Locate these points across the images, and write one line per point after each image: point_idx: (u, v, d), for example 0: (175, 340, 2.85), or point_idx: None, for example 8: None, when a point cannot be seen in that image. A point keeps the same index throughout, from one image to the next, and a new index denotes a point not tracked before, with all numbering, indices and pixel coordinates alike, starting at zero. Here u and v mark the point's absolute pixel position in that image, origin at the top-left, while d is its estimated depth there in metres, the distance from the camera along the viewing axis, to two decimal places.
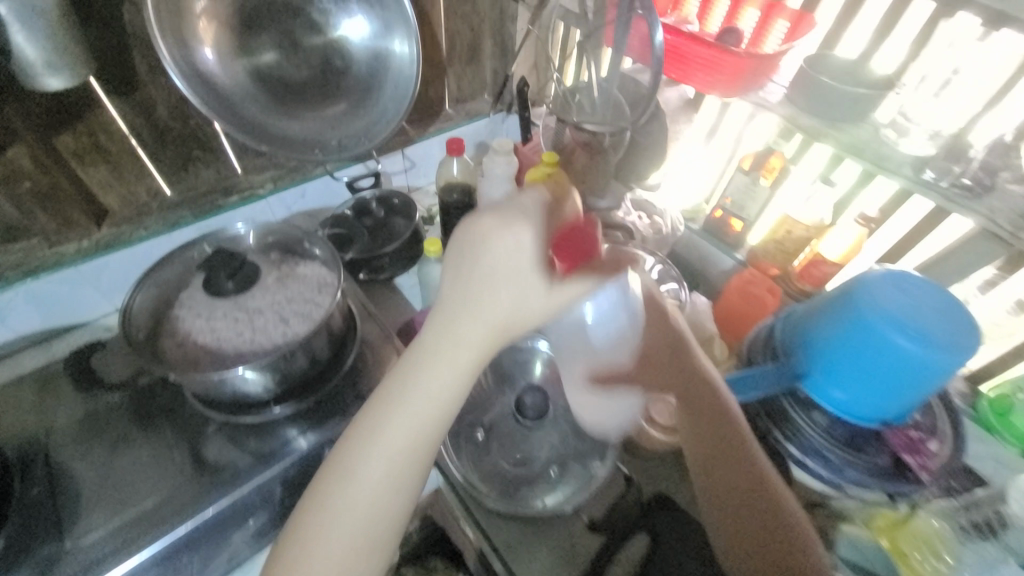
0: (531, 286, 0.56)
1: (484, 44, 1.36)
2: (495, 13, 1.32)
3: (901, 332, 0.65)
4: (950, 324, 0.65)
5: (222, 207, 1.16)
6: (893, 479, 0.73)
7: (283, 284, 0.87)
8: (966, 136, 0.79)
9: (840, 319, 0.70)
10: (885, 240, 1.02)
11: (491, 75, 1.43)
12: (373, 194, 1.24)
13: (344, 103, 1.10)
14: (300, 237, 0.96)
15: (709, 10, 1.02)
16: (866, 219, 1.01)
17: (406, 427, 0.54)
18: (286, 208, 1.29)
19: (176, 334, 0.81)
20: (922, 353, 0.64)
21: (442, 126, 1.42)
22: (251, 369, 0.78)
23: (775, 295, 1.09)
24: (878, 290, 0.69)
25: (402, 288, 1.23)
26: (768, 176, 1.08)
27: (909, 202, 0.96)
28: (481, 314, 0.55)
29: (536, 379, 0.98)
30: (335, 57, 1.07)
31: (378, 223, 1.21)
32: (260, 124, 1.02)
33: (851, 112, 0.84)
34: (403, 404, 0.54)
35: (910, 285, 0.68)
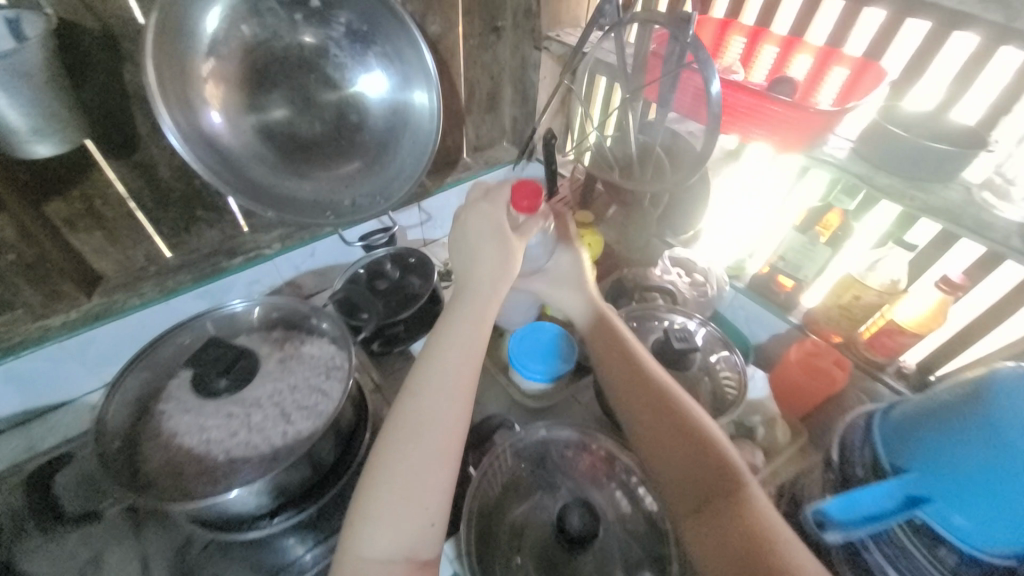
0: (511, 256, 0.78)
1: (503, 92, 1.31)
2: (516, 62, 1.26)
3: None
4: None
5: (224, 271, 1.05)
6: None
7: (287, 369, 0.77)
8: None
9: (968, 429, 0.57)
10: (975, 303, 0.90)
11: (510, 122, 1.37)
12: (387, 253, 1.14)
13: (358, 161, 1.03)
14: (307, 312, 0.85)
15: (753, 57, 0.95)
16: (950, 285, 0.85)
17: (439, 406, 0.66)
18: (294, 268, 1.17)
19: (160, 436, 0.69)
20: None
21: (460, 177, 1.31)
22: (249, 490, 0.64)
23: (844, 368, 0.96)
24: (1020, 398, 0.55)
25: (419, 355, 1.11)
26: (825, 234, 0.97)
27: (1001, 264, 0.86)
28: (482, 284, 0.77)
29: (576, 475, 0.85)
30: (351, 112, 0.99)
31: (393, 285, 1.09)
32: (267, 186, 0.94)
33: (938, 171, 0.74)
34: (432, 389, 0.67)
35: None
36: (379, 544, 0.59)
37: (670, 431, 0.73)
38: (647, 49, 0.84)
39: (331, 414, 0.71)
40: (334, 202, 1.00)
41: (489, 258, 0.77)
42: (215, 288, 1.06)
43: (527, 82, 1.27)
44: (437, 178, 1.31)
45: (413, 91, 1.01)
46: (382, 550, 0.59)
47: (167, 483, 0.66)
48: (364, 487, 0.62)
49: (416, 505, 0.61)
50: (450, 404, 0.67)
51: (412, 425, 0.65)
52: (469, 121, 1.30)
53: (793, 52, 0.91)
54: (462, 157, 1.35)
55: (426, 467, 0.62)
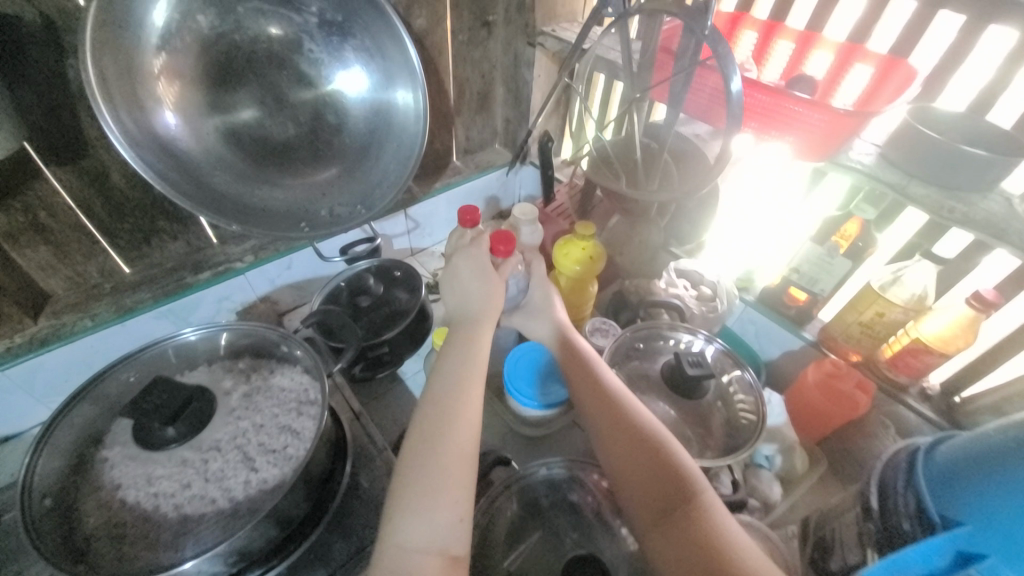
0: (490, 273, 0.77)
1: (495, 91, 1.23)
2: (509, 59, 1.17)
3: None
4: None
5: (190, 288, 0.95)
6: None
7: (251, 406, 0.68)
8: None
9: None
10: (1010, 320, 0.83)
11: (503, 123, 1.30)
12: (370, 266, 1.05)
13: (335, 168, 0.94)
14: (277, 339, 0.75)
15: (767, 53, 0.87)
16: (981, 301, 0.78)
17: (461, 401, 0.62)
18: (269, 282, 1.07)
19: (100, 490, 0.60)
20: None
21: (448, 181, 1.22)
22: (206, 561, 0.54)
23: (868, 392, 0.88)
24: None
25: (406, 376, 1.04)
26: (844, 244, 0.90)
27: None
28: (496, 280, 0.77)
29: (580, 518, 0.78)
30: (328, 113, 0.90)
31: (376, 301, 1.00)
32: (233, 195, 0.84)
33: (978, 180, 0.67)
34: (453, 374, 0.64)
35: None
36: (428, 526, 0.53)
37: (625, 443, 0.66)
38: (655, 45, 0.76)
39: (302, 460, 0.61)
40: (309, 213, 0.91)
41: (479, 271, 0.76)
42: (178, 307, 0.96)
43: (521, 81, 1.18)
44: (425, 183, 1.23)
45: (397, 90, 0.92)
46: (422, 536, 0.52)
47: (106, 548, 0.56)
48: (399, 477, 0.56)
49: (450, 489, 0.55)
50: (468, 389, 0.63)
51: (440, 407, 0.61)
52: (459, 122, 1.21)
53: (811, 48, 0.83)
54: (452, 160, 1.26)
55: (459, 448, 0.57)
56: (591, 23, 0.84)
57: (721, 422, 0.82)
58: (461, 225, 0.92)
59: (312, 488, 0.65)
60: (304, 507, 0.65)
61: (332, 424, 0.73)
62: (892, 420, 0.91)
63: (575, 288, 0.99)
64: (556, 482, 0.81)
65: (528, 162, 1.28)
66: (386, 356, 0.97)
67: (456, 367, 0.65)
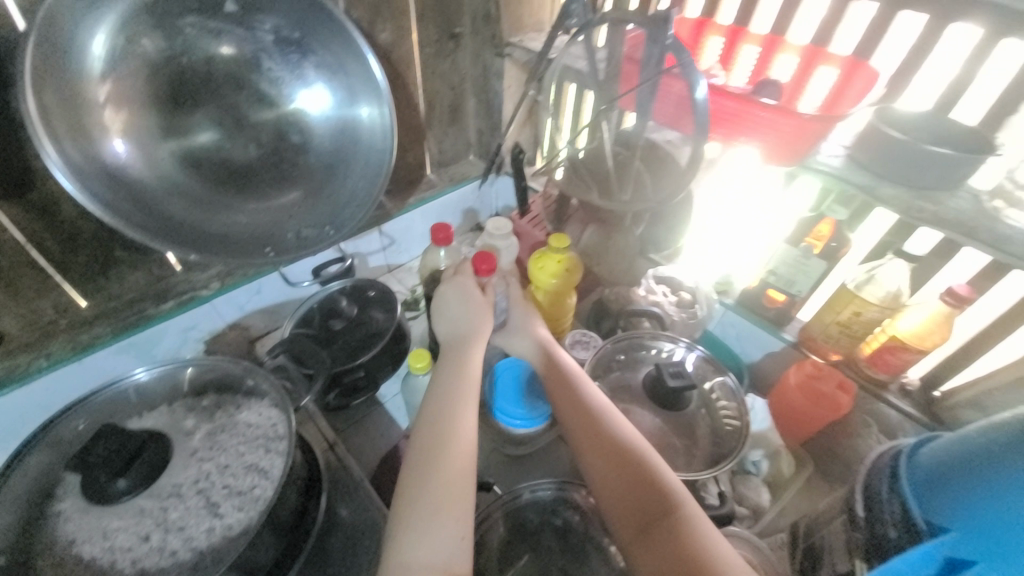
0: (470, 295, 0.76)
1: (467, 103, 1.21)
2: (478, 70, 1.15)
3: None
4: None
5: (153, 319, 0.91)
6: None
7: (215, 446, 0.64)
8: None
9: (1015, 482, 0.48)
10: (982, 317, 0.82)
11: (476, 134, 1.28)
12: (343, 287, 1.02)
13: (300, 190, 0.90)
14: (242, 372, 0.72)
15: (733, 58, 0.88)
16: (955, 297, 0.78)
17: (457, 427, 0.60)
18: (238, 309, 1.03)
19: (52, 549, 0.56)
20: None
21: (423, 196, 1.20)
22: None
23: (849, 392, 0.88)
24: None
25: (385, 400, 1.01)
26: (817, 245, 0.90)
27: (1007, 276, 0.77)
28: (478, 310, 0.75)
29: (568, 540, 0.75)
30: (291, 132, 0.87)
31: (351, 324, 0.96)
32: (191, 222, 0.80)
33: (947, 178, 0.67)
34: (440, 401, 0.63)
35: None
36: (432, 544, 0.50)
37: (608, 461, 0.65)
38: (622, 54, 0.75)
39: (269, 503, 0.58)
40: (274, 237, 0.87)
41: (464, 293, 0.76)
42: (141, 340, 0.91)
43: (492, 92, 1.16)
44: (399, 198, 1.19)
45: (361, 107, 0.89)
46: (426, 556, 0.49)
47: None
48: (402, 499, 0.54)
49: (453, 505, 0.53)
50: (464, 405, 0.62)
51: (439, 424, 0.59)
52: (431, 136, 1.19)
53: (775, 52, 0.84)
54: (426, 174, 1.23)
55: (458, 466, 0.56)
56: (557, 33, 0.82)
57: (705, 432, 0.81)
58: (435, 243, 0.90)
59: (282, 530, 0.61)
60: (275, 551, 0.61)
61: (303, 459, 0.70)
62: (875, 419, 0.91)
63: (553, 300, 0.97)
64: (542, 503, 0.79)
65: (505, 173, 1.25)
66: (364, 381, 0.94)
67: (448, 385, 0.64)
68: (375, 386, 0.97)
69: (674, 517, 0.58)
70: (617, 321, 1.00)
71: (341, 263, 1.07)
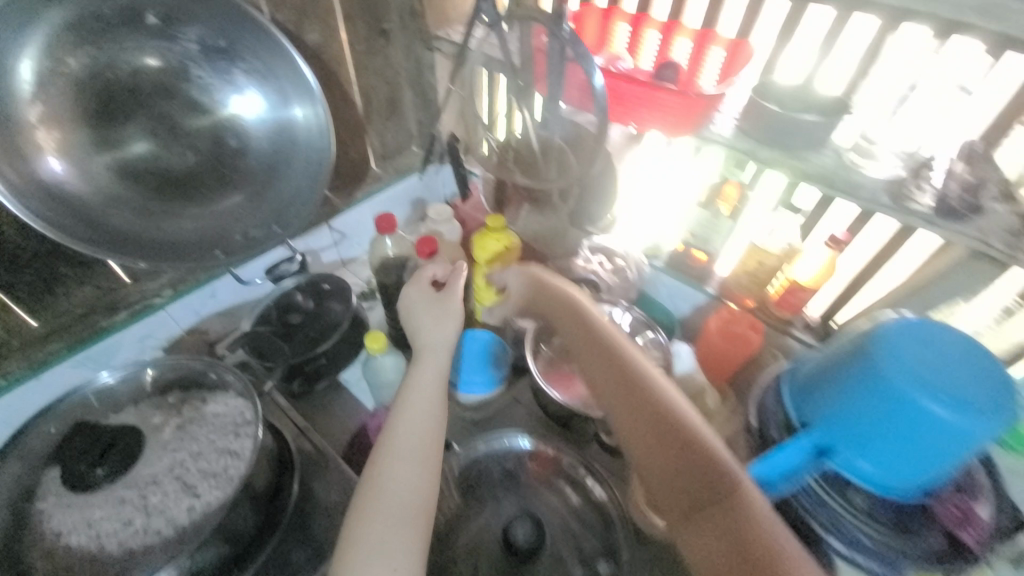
0: (439, 325, 0.83)
1: (403, 96, 1.19)
2: (411, 64, 1.16)
3: (936, 398, 0.55)
4: (984, 380, 0.57)
5: (106, 330, 0.94)
6: (951, 562, 0.64)
7: (187, 436, 0.69)
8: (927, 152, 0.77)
9: (859, 388, 0.60)
10: (862, 256, 0.96)
11: (417, 126, 1.25)
12: (297, 283, 1.06)
13: (244, 193, 0.94)
14: (204, 367, 0.76)
15: (638, 44, 0.96)
16: (836, 241, 0.93)
17: (408, 472, 0.66)
18: (194, 313, 1.06)
19: (41, 542, 0.60)
20: (962, 420, 0.54)
21: (370, 190, 1.23)
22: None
23: (758, 330, 1.02)
24: (905, 346, 0.59)
25: (349, 385, 1.05)
26: (726, 205, 1.02)
27: (875, 219, 0.90)
28: (438, 343, 0.81)
29: (520, 482, 0.88)
30: (229, 137, 0.90)
31: (308, 317, 1.01)
32: (137, 232, 0.84)
33: (809, 140, 0.79)
34: (400, 441, 0.69)
35: (932, 335, 0.60)
36: None
37: (664, 443, 0.66)
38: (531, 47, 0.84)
39: (242, 478, 0.64)
40: (223, 240, 0.91)
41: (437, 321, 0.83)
42: (98, 351, 0.95)
43: (426, 83, 1.21)
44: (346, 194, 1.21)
45: (295, 108, 0.93)
46: None
47: None
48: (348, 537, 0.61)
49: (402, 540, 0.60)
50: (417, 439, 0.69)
51: (401, 454, 0.67)
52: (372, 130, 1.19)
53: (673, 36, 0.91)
54: (370, 167, 1.23)
55: (408, 502, 0.63)
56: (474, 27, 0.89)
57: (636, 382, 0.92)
58: (379, 232, 0.97)
59: (260, 503, 0.68)
60: (254, 521, 0.68)
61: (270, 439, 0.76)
62: (784, 351, 1.05)
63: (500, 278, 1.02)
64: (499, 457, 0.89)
65: (447, 162, 1.28)
66: (325, 368, 1.00)
67: (412, 415, 0.72)
68: (338, 371, 1.03)
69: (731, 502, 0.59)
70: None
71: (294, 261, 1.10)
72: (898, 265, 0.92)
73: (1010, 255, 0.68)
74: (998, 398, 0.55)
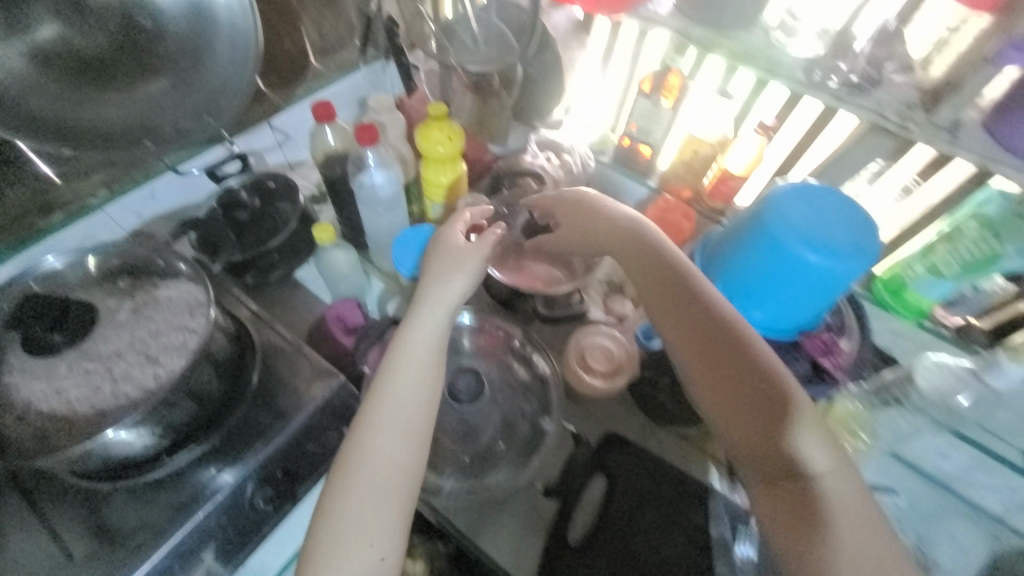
0: (451, 282, 0.84)
1: None
2: None
3: (811, 248, 0.69)
4: (851, 228, 0.70)
5: (45, 230, 0.91)
6: (815, 382, 0.85)
7: (142, 316, 0.73)
8: (852, 29, 0.78)
9: (754, 245, 0.73)
10: (784, 145, 1.03)
11: (358, 17, 1.09)
12: (241, 181, 1.05)
13: (168, 77, 0.86)
14: (150, 253, 0.78)
15: None
16: (766, 128, 0.97)
17: (396, 448, 0.69)
18: (135, 215, 1.02)
19: (12, 407, 0.65)
20: (831, 262, 0.69)
21: (311, 87, 1.12)
22: (127, 427, 0.65)
23: (691, 218, 1.07)
24: (789, 209, 0.72)
25: (305, 281, 1.14)
26: (669, 96, 1.02)
27: (800, 104, 0.96)
28: (443, 305, 0.81)
29: (468, 355, 1.00)
30: (141, 14, 0.82)
31: (256, 214, 1.03)
32: (59, 119, 0.82)
33: (740, 16, 0.79)
34: (387, 410, 0.71)
35: (815, 197, 0.72)
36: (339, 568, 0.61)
37: (740, 411, 0.71)
38: None
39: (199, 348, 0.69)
40: (152, 128, 0.87)
41: (443, 280, 0.83)
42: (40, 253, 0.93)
43: None
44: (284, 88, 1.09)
45: None
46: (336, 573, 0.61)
47: (31, 446, 0.63)
48: (327, 495, 0.66)
49: (388, 500, 0.66)
50: (405, 416, 0.71)
51: (383, 425, 0.70)
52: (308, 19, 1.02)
53: None
54: (310, 64, 1.09)
55: (389, 474, 0.67)
56: None
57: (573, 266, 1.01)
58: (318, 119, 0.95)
59: (222, 367, 0.77)
60: (220, 384, 0.77)
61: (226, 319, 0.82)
62: None
63: (448, 171, 1.06)
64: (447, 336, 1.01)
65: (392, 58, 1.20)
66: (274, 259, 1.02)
67: (398, 391, 0.73)
68: (293, 267, 1.06)
69: (788, 430, 0.67)
70: (501, 183, 1.12)
71: (236, 159, 1.06)
72: (820, 148, 0.99)
73: (902, 123, 0.74)
74: (860, 239, 0.69)
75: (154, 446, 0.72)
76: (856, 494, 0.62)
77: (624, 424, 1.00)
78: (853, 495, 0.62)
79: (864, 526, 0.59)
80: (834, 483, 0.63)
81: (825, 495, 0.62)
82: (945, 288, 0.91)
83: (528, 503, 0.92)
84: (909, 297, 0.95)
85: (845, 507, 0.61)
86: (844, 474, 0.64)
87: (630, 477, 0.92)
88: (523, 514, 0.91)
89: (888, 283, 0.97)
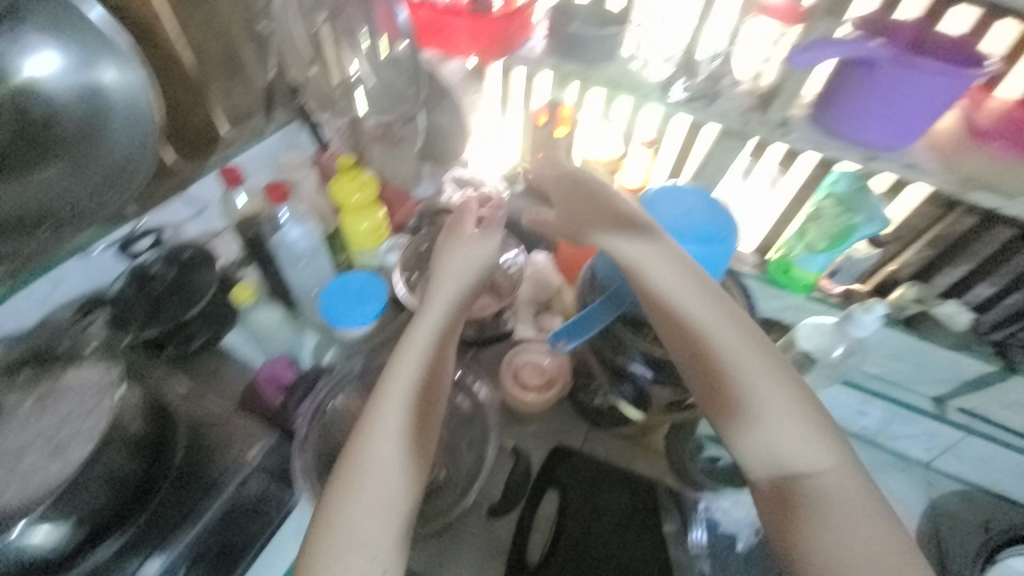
0: (456, 282, 0.78)
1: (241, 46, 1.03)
2: None
3: (687, 240, 0.82)
4: (715, 216, 0.84)
5: None
6: None
7: (46, 407, 0.71)
8: (695, 51, 0.88)
9: None
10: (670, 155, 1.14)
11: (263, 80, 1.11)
12: (156, 254, 0.97)
13: (59, 163, 0.81)
14: (60, 338, 0.87)
15: None
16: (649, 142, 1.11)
17: (400, 452, 0.60)
18: (39, 306, 0.87)
19: None
20: (703, 249, 0.81)
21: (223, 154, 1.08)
22: (42, 531, 0.63)
23: None
24: (658, 209, 0.84)
25: (237, 348, 1.05)
26: (563, 127, 1.12)
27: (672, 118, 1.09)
28: (443, 299, 0.75)
29: None
30: (29, 105, 0.79)
31: (172, 286, 0.96)
32: None
33: (603, 52, 0.88)
34: (387, 418, 0.61)
35: (678, 195, 0.86)
36: None
37: (701, 356, 0.65)
38: None
39: (103, 431, 0.67)
40: (47, 211, 0.79)
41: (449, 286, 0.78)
42: None
43: None
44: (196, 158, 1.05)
45: (102, 70, 0.80)
46: None
47: None
48: (325, 519, 0.56)
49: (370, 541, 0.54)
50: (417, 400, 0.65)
51: (382, 435, 0.60)
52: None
53: None
54: None
55: (388, 487, 0.57)
56: None
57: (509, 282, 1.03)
58: (226, 182, 0.97)
59: (138, 448, 0.74)
60: (137, 465, 0.74)
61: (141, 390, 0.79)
62: None
63: (368, 217, 1.07)
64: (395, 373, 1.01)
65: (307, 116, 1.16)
66: (196, 326, 0.97)
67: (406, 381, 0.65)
68: (217, 334, 1.00)
69: (748, 419, 0.60)
70: (423, 223, 1.19)
71: (151, 234, 0.96)
72: (691, 162, 1.08)
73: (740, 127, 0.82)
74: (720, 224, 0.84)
75: (69, 542, 0.68)
76: (862, 503, 0.54)
77: (573, 433, 1.01)
78: (852, 500, 0.55)
79: (874, 545, 0.52)
80: (830, 483, 0.56)
81: (820, 503, 0.55)
82: (820, 262, 0.98)
83: (484, 531, 0.90)
84: (797, 274, 1.02)
85: (852, 539, 0.52)
86: (838, 474, 0.57)
87: (580, 486, 0.91)
88: (478, 540, 0.90)
89: (778, 265, 1.04)
